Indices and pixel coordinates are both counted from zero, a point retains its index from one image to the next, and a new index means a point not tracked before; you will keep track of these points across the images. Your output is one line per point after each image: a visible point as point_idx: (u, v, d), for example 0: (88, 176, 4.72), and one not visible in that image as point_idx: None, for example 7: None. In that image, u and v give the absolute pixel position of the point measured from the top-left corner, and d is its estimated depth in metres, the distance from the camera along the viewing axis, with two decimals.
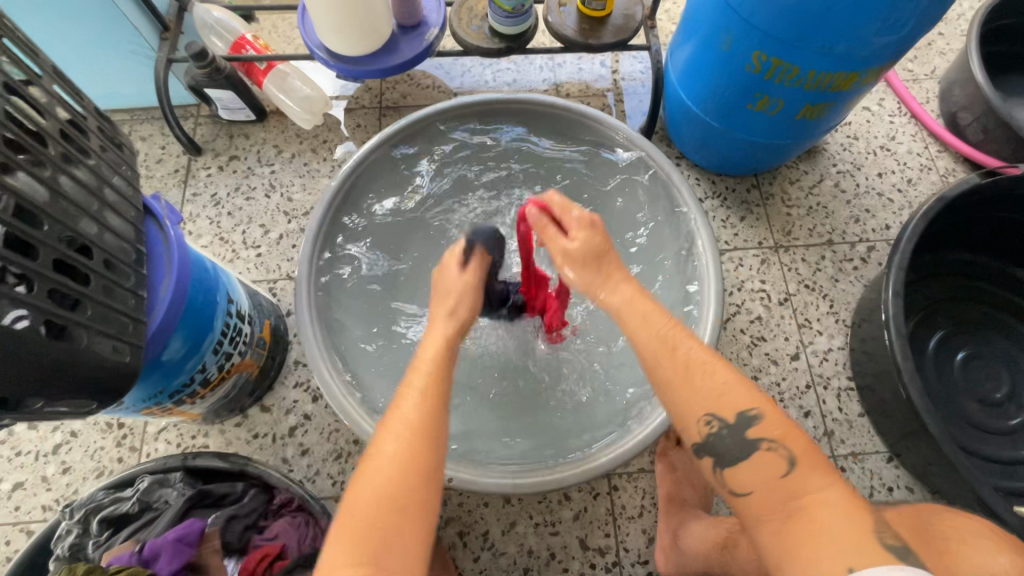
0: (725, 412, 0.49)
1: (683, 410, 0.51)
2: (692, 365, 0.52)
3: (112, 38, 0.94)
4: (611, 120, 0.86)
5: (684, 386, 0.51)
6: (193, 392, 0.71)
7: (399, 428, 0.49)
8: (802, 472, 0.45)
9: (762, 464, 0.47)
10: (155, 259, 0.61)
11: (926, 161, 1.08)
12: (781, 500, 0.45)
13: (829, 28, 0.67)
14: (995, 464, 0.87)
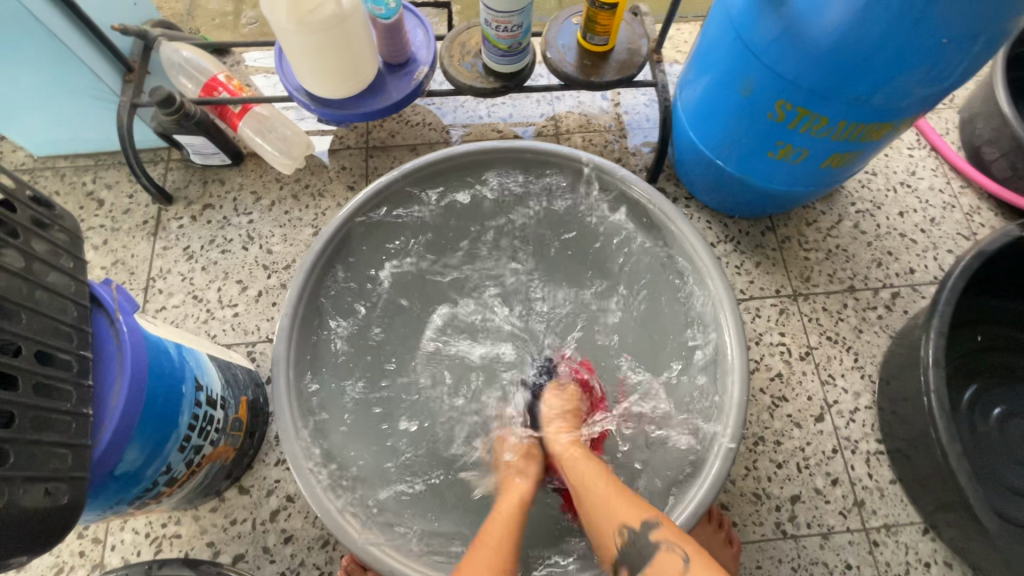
0: (633, 521, 0.56)
1: (604, 522, 0.58)
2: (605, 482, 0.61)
3: (68, 86, 0.85)
4: (618, 171, 0.80)
5: (606, 504, 0.59)
6: (157, 493, 0.63)
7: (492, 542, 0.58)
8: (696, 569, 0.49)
9: (661, 564, 0.51)
10: (108, 361, 0.53)
11: (949, 198, 1.01)
12: None
13: (866, 78, 0.61)
14: None
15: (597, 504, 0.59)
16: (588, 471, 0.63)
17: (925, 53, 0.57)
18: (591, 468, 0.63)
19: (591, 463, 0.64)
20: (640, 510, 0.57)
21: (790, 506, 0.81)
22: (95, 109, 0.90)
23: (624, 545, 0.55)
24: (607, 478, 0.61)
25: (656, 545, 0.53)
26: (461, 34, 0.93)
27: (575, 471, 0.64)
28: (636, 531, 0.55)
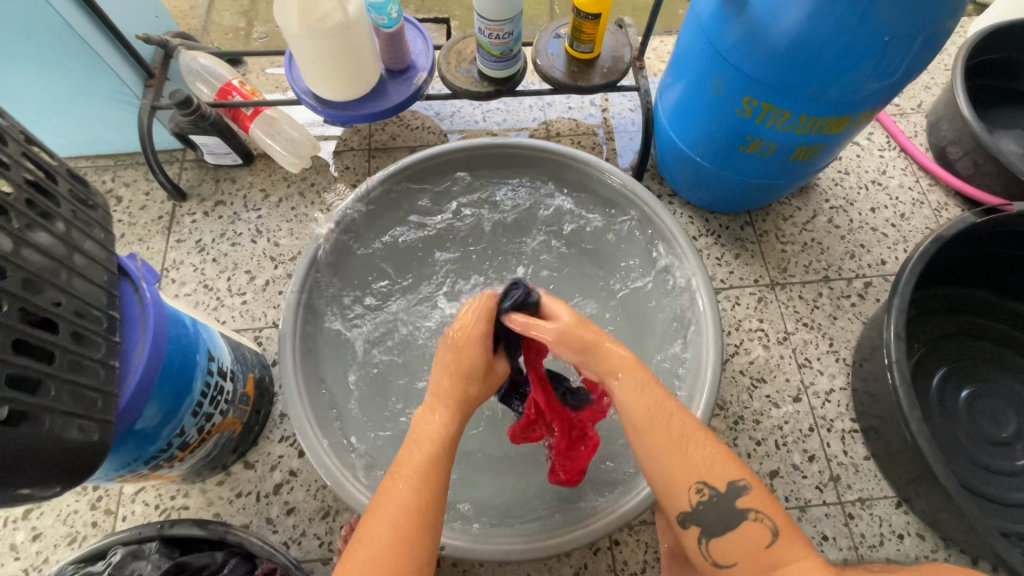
0: (716, 482, 0.52)
1: (678, 474, 0.52)
2: (678, 428, 0.54)
3: (94, 89, 0.92)
4: (600, 163, 0.86)
5: (677, 453, 0.53)
6: (170, 456, 0.68)
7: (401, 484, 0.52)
8: (783, 543, 0.49)
9: (746, 533, 0.51)
10: (132, 324, 0.59)
11: (917, 195, 1.07)
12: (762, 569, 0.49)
13: (819, 74, 0.67)
14: (1003, 507, 0.85)
15: (666, 472, 0.52)
16: (648, 413, 0.54)
17: (871, 51, 0.63)
18: (647, 419, 0.53)
19: (648, 400, 0.55)
20: (725, 472, 0.52)
21: (769, 480, 0.85)
22: (117, 111, 0.97)
23: (701, 504, 0.52)
24: (673, 429, 0.53)
25: (744, 515, 0.51)
26: (458, 43, 1.00)
27: (627, 410, 0.55)
28: (720, 493, 0.52)
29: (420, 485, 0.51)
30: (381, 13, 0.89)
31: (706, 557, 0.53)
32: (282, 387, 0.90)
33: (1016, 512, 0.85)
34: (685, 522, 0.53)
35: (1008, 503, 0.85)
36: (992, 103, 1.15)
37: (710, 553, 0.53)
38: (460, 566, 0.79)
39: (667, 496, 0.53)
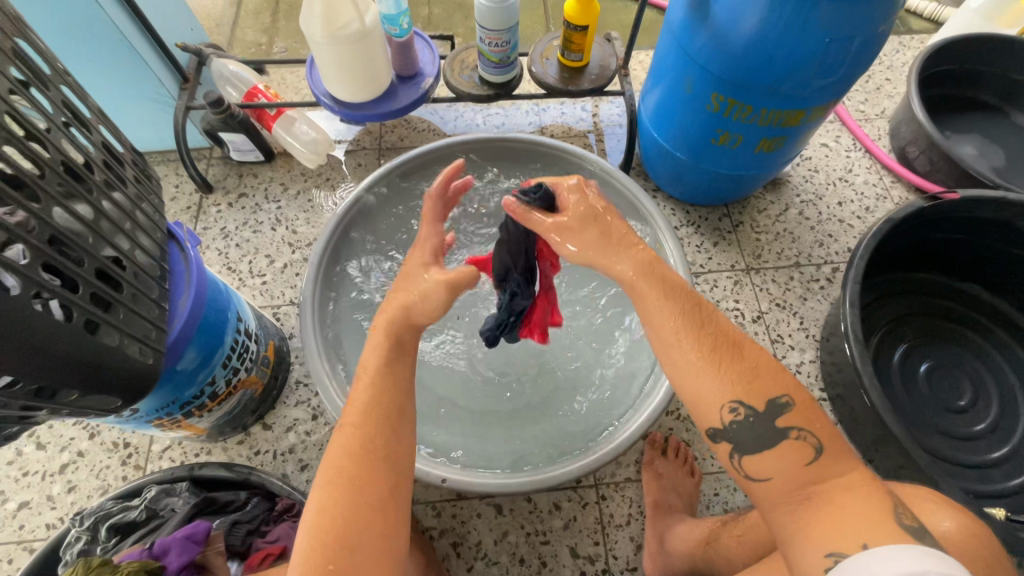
0: (754, 401, 0.50)
1: (712, 395, 0.51)
2: (713, 348, 0.52)
3: (136, 90, 1.03)
4: (585, 154, 0.97)
5: (712, 372, 0.51)
6: (201, 405, 0.76)
7: (348, 428, 0.55)
8: (824, 461, 0.49)
9: (787, 452, 0.50)
10: (177, 277, 0.68)
11: (881, 191, 1.17)
12: (798, 484, 0.49)
13: (772, 72, 0.77)
14: (970, 470, 0.91)
15: (703, 384, 0.51)
16: (677, 327, 0.53)
17: (815, 51, 0.73)
18: (679, 331, 0.53)
19: (676, 311, 0.54)
20: (765, 389, 0.51)
21: None
22: (155, 111, 1.08)
23: (736, 423, 0.51)
24: (704, 342, 0.52)
25: (786, 433, 0.50)
26: (461, 53, 1.11)
27: (656, 324, 0.54)
28: (757, 413, 0.50)
29: (365, 428, 0.55)
30: (395, 23, 1.00)
31: (739, 471, 0.52)
32: (298, 357, 0.98)
33: (981, 474, 0.91)
34: (714, 438, 0.52)
35: (974, 466, 0.92)
36: (948, 110, 1.26)
37: (742, 467, 0.52)
38: (459, 517, 0.86)
39: (700, 411, 0.52)
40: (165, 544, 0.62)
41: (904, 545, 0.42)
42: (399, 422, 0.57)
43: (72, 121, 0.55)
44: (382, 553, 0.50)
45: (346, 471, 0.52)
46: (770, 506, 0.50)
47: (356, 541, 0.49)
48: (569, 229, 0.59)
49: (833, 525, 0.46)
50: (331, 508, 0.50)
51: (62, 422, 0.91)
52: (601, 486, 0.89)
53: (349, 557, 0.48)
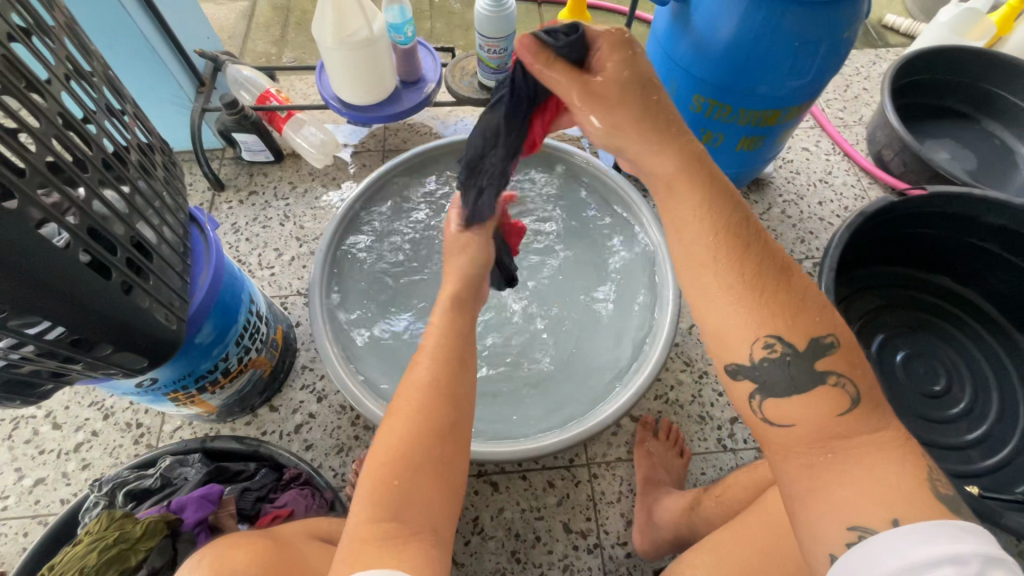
0: (794, 338, 0.46)
1: (746, 320, 0.47)
2: (759, 272, 0.47)
3: (156, 92, 1.10)
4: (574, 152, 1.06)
5: (748, 293, 0.47)
6: (214, 380, 0.80)
7: (427, 362, 0.59)
8: (857, 417, 0.44)
9: (820, 398, 0.45)
10: (197, 256, 0.73)
11: (860, 191, 1.23)
12: (823, 436, 0.44)
13: (749, 74, 0.84)
14: (951, 451, 0.95)
15: (731, 313, 0.47)
16: (715, 247, 0.49)
17: (787, 55, 0.80)
18: (715, 250, 0.49)
19: (715, 225, 0.49)
20: (808, 328, 0.47)
21: (729, 425, 0.97)
22: (172, 113, 1.15)
23: (768, 360, 0.47)
24: (747, 266, 0.48)
25: (824, 378, 0.46)
26: (463, 61, 1.19)
27: (688, 238, 0.50)
28: (794, 349, 0.46)
29: (444, 365, 0.58)
30: (399, 32, 1.07)
31: (756, 412, 0.48)
32: (305, 344, 1.03)
33: (960, 455, 0.95)
34: (735, 373, 0.48)
35: (954, 447, 0.96)
36: (922, 117, 1.33)
37: (762, 409, 0.47)
38: None
39: (726, 340, 0.48)
40: (182, 502, 0.67)
41: (938, 523, 0.39)
42: (468, 361, 0.60)
43: (115, 111, 0.61)
44: (441, 479, 0.52)
45: (421, 402, 0.55)
46: (783, 455, 0.45)
47: (421, 464, 0.52)
48: (596, 93, 0.55)
49: (859, 484, 0.42)
50: (402, 433, 0.53)
51: (78, 403, 0.96)
52: (593, 465, 0.93)
53: (411, 478, 0.51)
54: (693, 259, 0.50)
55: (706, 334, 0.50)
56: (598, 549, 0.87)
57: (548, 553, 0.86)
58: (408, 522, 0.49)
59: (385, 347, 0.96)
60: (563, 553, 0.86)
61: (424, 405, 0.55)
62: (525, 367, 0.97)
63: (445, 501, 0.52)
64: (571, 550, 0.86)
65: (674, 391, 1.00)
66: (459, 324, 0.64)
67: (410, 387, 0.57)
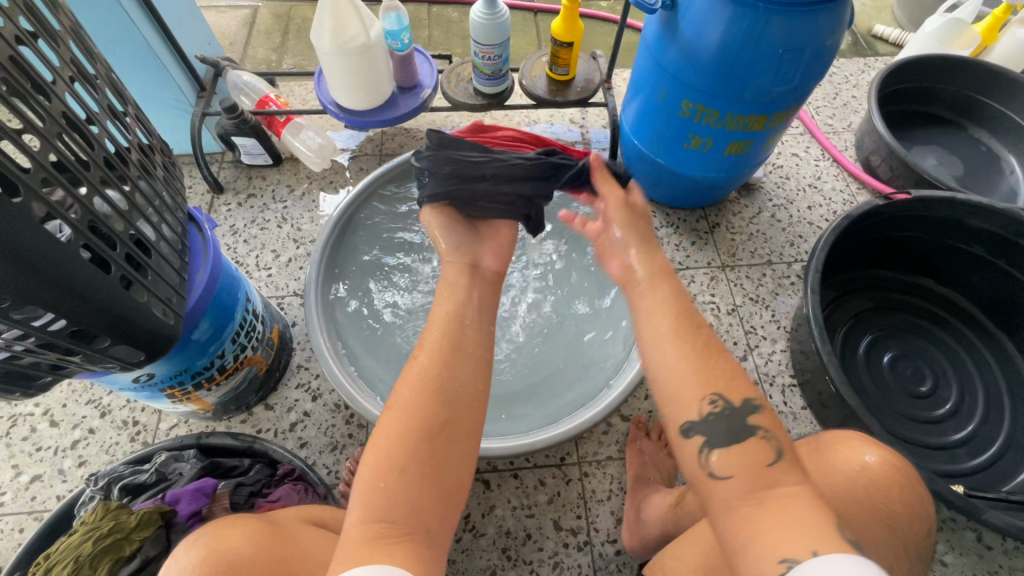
0: (733, 395, 0.48)
1: (692, 381, 0.49)
2: (705, 343, 0.51)
3: (157, 97, 1.12)
4: None
5: (695, 359, 0.50)
6: (210, 377, 0.82)
7: (422, 360, 0.58)
8: (785, 466, 0.46)
9: (751, 449, 0.47)
10: (195, 255, 0.75)
11: (848, 196, 1.26)
12: (755, 484, 0.45)
13: (735, 79, 0.86)
14: (938, 451, 0.96)
15: (680, 372, 0.49)
16: (671, 317, 0.53)
17: (771, 61, 0.82)
18: (671, 325, 0.52)
19: (676, 305, 0.54)
20: (744, 390, 0.49)
21: None
22: (173, 117, 1.17)
23: (713, 414, 0.48)
24: (697, 340, 0.51)
25: (754, 431, 0.47)
26: (458, 67, 1.22)
27: (650, 310, 0.55)
28: (733, 406, 0.48)
29: (438, 362, 0.57)
30: (396, 38, 1.10)
31: (699, 467, 0.47)
32: (301, 344, 1.04)
33: (948, 455, 0.96)
34: (682, 426, 0.49)
35: (941, 447, 0.97)
36: (910, 124, 1.36)
37: (708, 465, 0.47)
38: None
39: (679, 399, 0.49)
40: (176, 495, 0.68)
41: (853, 557, 0.39)
42: (467, 358, 0.58)
43: (117, 112, 0.63)
44: (434, 479, 0.50)
45: (412, 402, 0.53)
46: (720, 507, 0.45)
47: (408, 463, 0.50)
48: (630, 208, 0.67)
49: (784, 523, 0.42)
50: (390, 435, 0.52)
51: (76, 401, 0.97)
52: (584, 464, 0.94)
53: (396, 478, 0.49)
54: (651, 330, 0.53)
55: (662, 400, 0.51)
56: (588, 547, 0.87)
57: (539, 550, 0.87)
58: (395, 522, 0.47)
59: (379, 348, 0.98)
60: (554, 550, 0.87)
61: (415, 403, 0.53)
62: (518, 367, 0.98)
63: (440, 502, 0.50)
64: (561, 548, 0.87)
65: None
66: (459, 317, 0.62)
67: (404, 385, 0.56)
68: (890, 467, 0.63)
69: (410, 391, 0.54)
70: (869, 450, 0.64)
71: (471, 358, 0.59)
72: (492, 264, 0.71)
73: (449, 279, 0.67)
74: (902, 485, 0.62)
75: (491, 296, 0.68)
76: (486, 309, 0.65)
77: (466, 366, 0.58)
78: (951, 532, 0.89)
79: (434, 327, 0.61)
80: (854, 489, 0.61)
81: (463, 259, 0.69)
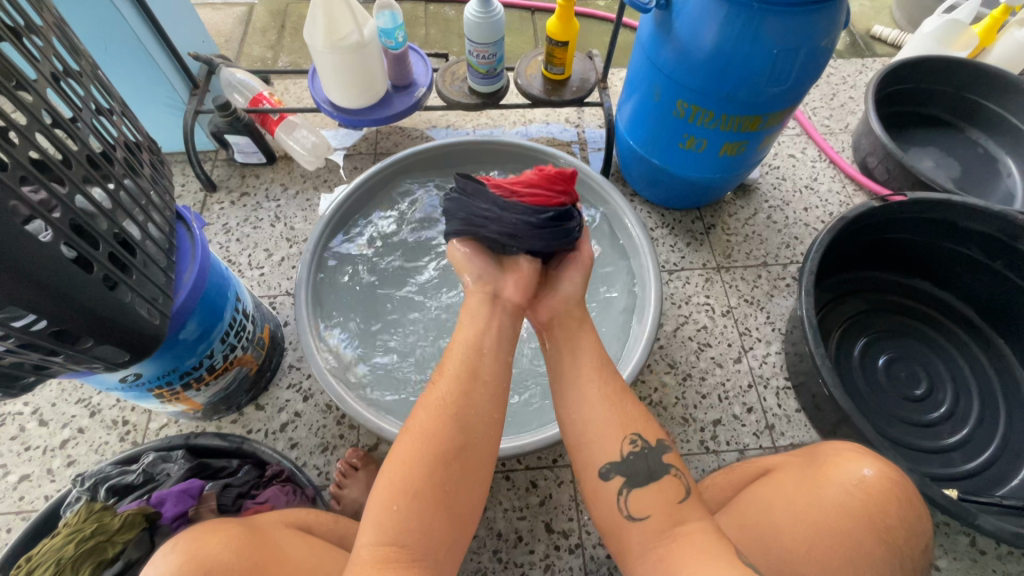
0: (647, 435, 0.57)
1: (613, 425, 0.57)
2: (622, 389, 0.60)
3: (150, 94, 1.11)
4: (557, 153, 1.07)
5: (615, 404, 0.58)
6: (199, 377, 0.81)
7: (441, 385, 0.57)
8: (689, 504, 0.53)
9: (665, 488, 0.54)
10: (183, 254, 0.74)
11: (844, 198, 1.25)
12: (668, 523, 0.51)
13: (730, 79, 0.86)
14: (931, 455, 0.96)
15: (602, 417, 0.57)
16: (598, 365, 0.61)
17: (766, 62, 0.82)
18: (596, 372, 0.60)
19: (599, 356, 0.62)
20: (655, 431, 0.58)
21: (712, 427, 0.97)
22: (165, 115, 1.16)
23: (633, 453, 0.55)
24: (616, 385, 0.60)
25: (667, 469, 0.55)
26: (453, 66, 1.21)
27: (580, 357, 0.62)
28: (648, 446, 0.56)
29: (457, 388, 0.57)
30: (390, 36, 1.08)
31: (621, 510, 0.53)
32: (293, 344, 1.04)
33: (942, 459, 0.96)
34: (610, 468, 0.55)
35: (935, 450, 0.96)
36: (907, 126, 1.35)
37: (625, 506, 0.53)
38: None
39: (601, 444, 0.56)
40: (161, 496, 0.67)
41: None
42: (485, 386, 0.58)
43: (102, 109, 0.62)
44: (445, 505, 0.51)
45: (428, 427, 0.54)
46: (642, 545, 0.51)
47: (422, 489, 0.51)
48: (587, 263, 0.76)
49: (696, 556, 0.48)
50: (405, 458, 0.52)
51: (66, 400, 0.96)
52: (576, 466, 0.93)
53: (411, 502, 0.50)
54: (576, 378, 0.60)
55: (580, 447, 0.57)
56: (579, 549, 0.87)
57: (530, 553, 0.86)
58: (406, 546, 0.48)
59: (370, 348, 0.97)
60: (545, 553, 0.86)
61: (431, 428, 0.54)
62: (510, 368, 0.98)
63: (451, 526, 0.51)
64: (552, 550, 0.87)
65: (658, 393, 1.00)
66: (482, 345, 0.61)
67: (422, 409, 0.56)
68: (889, 479, 0.63)
69: (427, 415, 0.55)
70: (866, 463, 0.64)
71: (492, 386, 0.58)
72: (513, 295, 0.68)
73: (470, 306, 0.66)
74: (892, 491, 0.62)
75: (513, 326, 0.66)
76: (507, 339, 0.63)
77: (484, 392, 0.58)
78: (945, 536, 0.89)
79: (456, 350, 0.61)
80: (851, 501, 0.61)
81: (484, 288, 0.68)
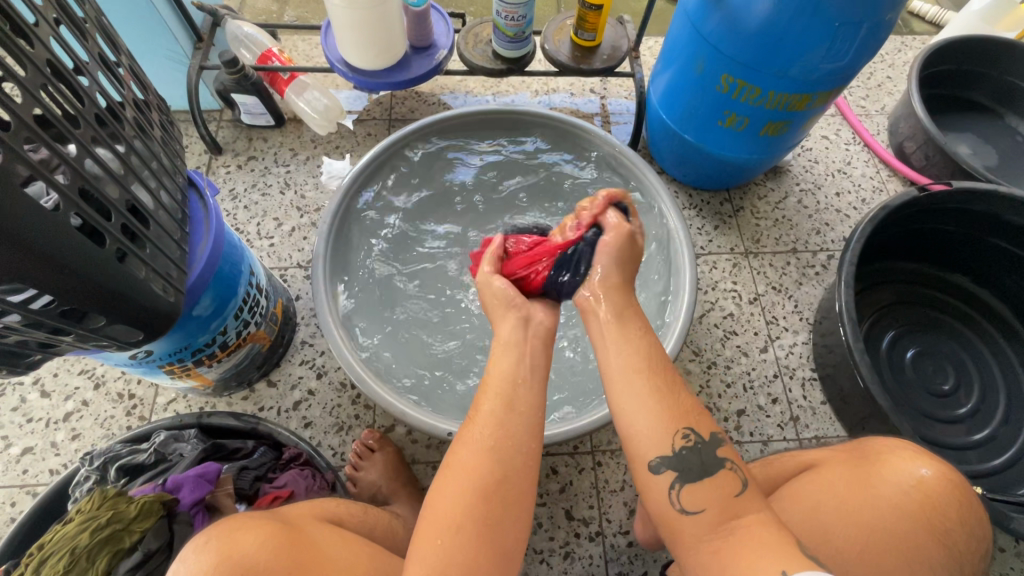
0: (700, 428, 0.50)
1: (664, 420, 0.50)
2: (676, 380, 0.53)
3: (150, 46, 1.03)
4: (586, 126, 1.00)
5: (667, 395, 0.51)
6: (211, 354, 0.77)
7: (483, 416, 0.53)
8: (749, 496, 0.48)
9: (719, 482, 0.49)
10: (196, 225, 0.69)
11: (878, 184, 1.20)
12: (724, 515, 0.47)
13: (782, 53, 0.80)
14: (952, 451, 0.94)
15: (647, 411, 0.50)
16: (647, 353, 0.54)
17: (825, 35, 0.76)
18: (641, 363, 0.53)
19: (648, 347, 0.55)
20: (709, 423, 0.51)
21: (736, 418, 0.95)
22: (167, 70, 1.08)
23: (684, 449, 0.50)
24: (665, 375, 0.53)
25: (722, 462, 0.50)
26: (475, 27, 1.13)
27: (616, 351, 0.55)
28: (701, 441, 0.50)
29: (502, 416, 0.53)
30: None
31: (673, 505, 0.49)
32: (305, 318, 0.99)
33: (964, 456, 0.94)
34: (662, 463, 0.49)
35: (958, 448, 0.95)
36: (945, 110, 1.29)
37: (676, 500, 0.49)
38: None
39: (652, 439, 0.50)
40: (177, 481, 0.64)
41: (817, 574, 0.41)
42: (522, 418, 0.53)
43: (110, 62, 0.56)
44: (489, 539, 0.49)
45: (471, 461, 0.51)
46: (693, 544, 0.47)
47: (465, 522, 0.49)
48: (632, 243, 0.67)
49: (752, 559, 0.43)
50: (452, 498, 0.50)
51: (68, 370, 0.92)
52: (598, 453, 0.91)
53: (455, 536, 0.48)
54: (618, 376, 0.53)
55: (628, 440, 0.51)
56: (600, 537, 0.86)
57: (549, 539, 0.85)
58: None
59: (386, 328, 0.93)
60: (565, 540, 0.85)
61: (470, 465, 0.51)
62: None
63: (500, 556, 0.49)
64: (572, 538, 0.85)
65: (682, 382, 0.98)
66: (514, 374, 0.56)
67: (464, 442, 0.53)
68: (941, 478, 0.60)
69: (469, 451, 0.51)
70: (923, 462, 0.62)
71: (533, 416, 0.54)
72: (544, 318, 0.63)
73: (504, 333, 0.61)
74: (942, 494, 0.59)
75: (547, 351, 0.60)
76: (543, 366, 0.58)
77: (529, 422, 0.53)
78: None
79: (497, 376, 0.56)
80: (910, 503, 0.59)
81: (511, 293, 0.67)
